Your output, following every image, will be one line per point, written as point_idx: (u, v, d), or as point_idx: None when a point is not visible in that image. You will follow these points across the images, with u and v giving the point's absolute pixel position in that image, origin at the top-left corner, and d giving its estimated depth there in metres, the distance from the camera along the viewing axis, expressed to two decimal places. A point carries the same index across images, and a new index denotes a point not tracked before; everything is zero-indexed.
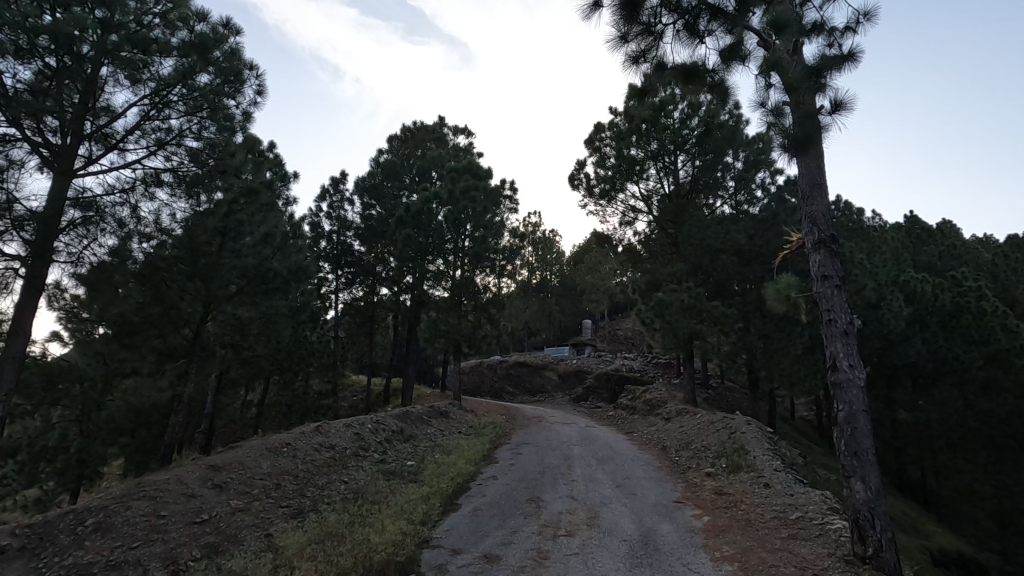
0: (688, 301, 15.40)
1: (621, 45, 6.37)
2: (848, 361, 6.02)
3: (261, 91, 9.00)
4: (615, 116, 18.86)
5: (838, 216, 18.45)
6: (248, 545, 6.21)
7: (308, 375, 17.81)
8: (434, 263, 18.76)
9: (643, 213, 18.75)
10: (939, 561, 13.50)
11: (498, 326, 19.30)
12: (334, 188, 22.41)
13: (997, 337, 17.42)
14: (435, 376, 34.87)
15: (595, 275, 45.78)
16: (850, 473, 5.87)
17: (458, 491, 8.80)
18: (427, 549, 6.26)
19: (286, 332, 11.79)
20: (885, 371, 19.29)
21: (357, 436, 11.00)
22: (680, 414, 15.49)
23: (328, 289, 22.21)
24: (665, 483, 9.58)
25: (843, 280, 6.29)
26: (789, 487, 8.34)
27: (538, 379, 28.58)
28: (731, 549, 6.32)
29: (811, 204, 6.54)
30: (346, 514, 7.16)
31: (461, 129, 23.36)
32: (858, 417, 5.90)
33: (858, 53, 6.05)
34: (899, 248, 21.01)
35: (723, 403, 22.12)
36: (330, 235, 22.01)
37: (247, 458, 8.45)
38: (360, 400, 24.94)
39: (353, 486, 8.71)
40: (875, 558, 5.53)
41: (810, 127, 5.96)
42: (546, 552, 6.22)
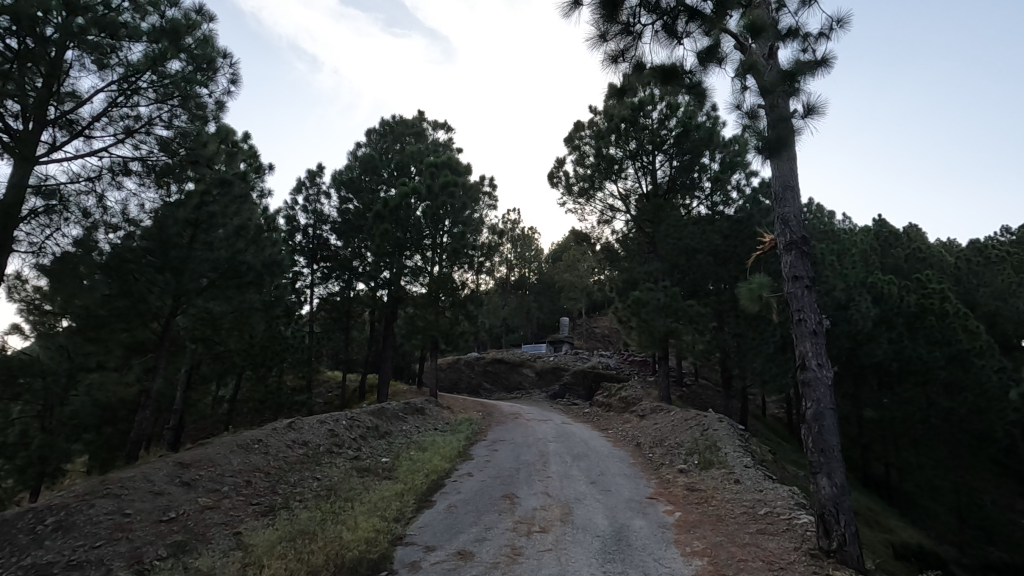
0: (663, 300, 15.59)
1: (600, 44, 6.40)
2: (816, 360, 6.17)
3: (235, 80, 8.76)
4: (595, 115, 18.98)
5: (810, 219, 18.91)
6: (217, 544, 6.10)
7: (282, 370, 17.61)
8: (412, 259, 18.67)
9: (621, 212, 18.85)
10: (900, 555, 13.94)
11: (476, 323, 19.21)
12: (311, 181, 22.10)
13: (958, 338, 18.17)
14: (412, 372, 34.66)
15: (573, 273, 46.11)
16: (816, 469, 6.01)
17: (432, 488, 8.77)
18: (400, 546, 6.23)
19: (260, 327, 11.58)
20: (853, 371, 19.65)
21: (331, 432, 10.87)
22: (654, 410, 15.72)
23: (303, 284, 21.95)
24: (639, 479, 9.70)
25: (813, 281, 6.42)
26: (758, 483, 8.53)
27: (516, 376, 28.64)
28: (702, 545, 6.42)
29: (783, 206, 6.66)
30: (318, 512, 7.07)
31: (440, 124, 23.25)
32: (826, 414, 6.03)
33: (831, 59, 6.19)
34: (868, 251, 21.61)
35: (696, 400, 22.46)
36: (306, 228, 21.71)
37: (217, 455, 8.27)
38: (335, 396, 24.70)
39: (326, 483, 8.61)
40: (839, 551, 5.69)
41: (784, 130, 6.06)
42: (519, 548, 6.24)
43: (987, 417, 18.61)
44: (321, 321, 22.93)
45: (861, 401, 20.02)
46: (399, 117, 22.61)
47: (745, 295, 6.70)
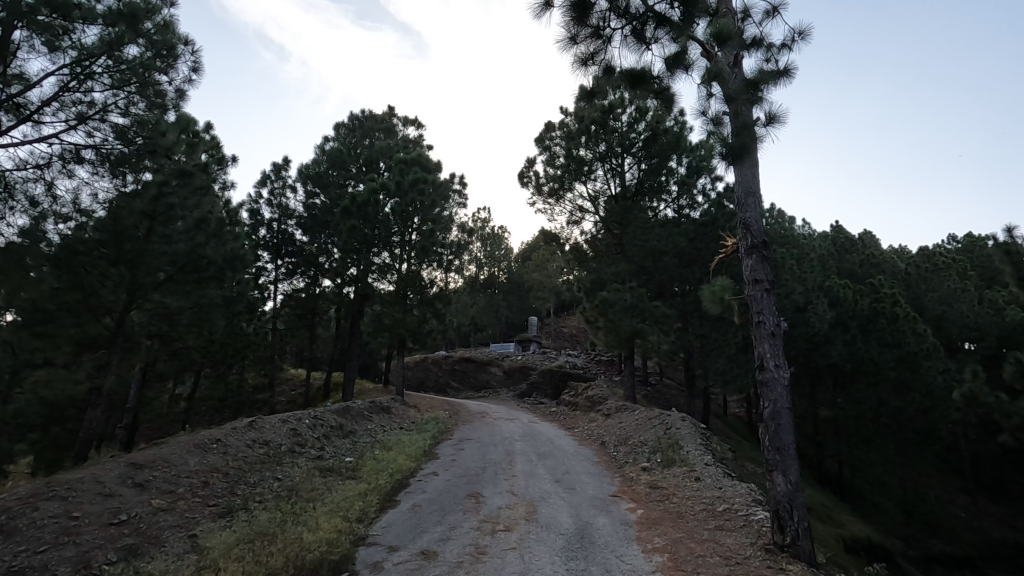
0: (630, 300, 15.84)
1: (571, 46, 6.45)
2: (774, 361, 6.36)
3: (198, 68, 8.44)
4: (565, 116, 19.12)
5: (771, 224, 19.48)
6: (171, 547, 5.90)
7: (243, 367, 17.17)
8: (379, 256, 18.44)
9: (590, 213, 19.02)
10: (851, 549, 14.48)
11: (444, 321, 19.05)
12: (276, 174, 21.58)
13: (907, 341, 19.07)
14: (378, 371, 34.20)
15: (542, 273, 46.34)
16: (772, 467, 6.20)
17: (397, 488, 8.67)
18: (363, 547, 6.15)
19: (220, 323, 11.23)
20: (810, 371, 20.39)
21: (294, 431, 10.65)
22: (619, 410, 15.93)
23: (267, 280, 21.43)
24: (603, 478, 9.83)
25: (772, 284, 6.62)
26: (718, 481, 8.74)
27: (483, 375, 28.59)
28: (663, 541, 6.55)
29: (745, 211, 6.84)
30: (278, 513, 6.92)
31: (410, 121, 23.03)
32: (783, 414, 6.22)
33: (792, 69, 6.39)
34: (825, 255, 22.40)
35: (661, 399, 22.86)
36: (270, 223, 21.19)
37: (172, 455, 8.00)
38: (298, 395, 24.20)
39: (287, 483, 8.42)
40: (793, 546, 5.90)
41: (746, 138, 6.23)
42: (484, 547, 6.24)
43: (932, 416, 19.56)
44: (284, 318, 22.43)
45: (816, 401, 20.71)
46: (369, 112, 22.28)
47: (707, 297, 6.83)
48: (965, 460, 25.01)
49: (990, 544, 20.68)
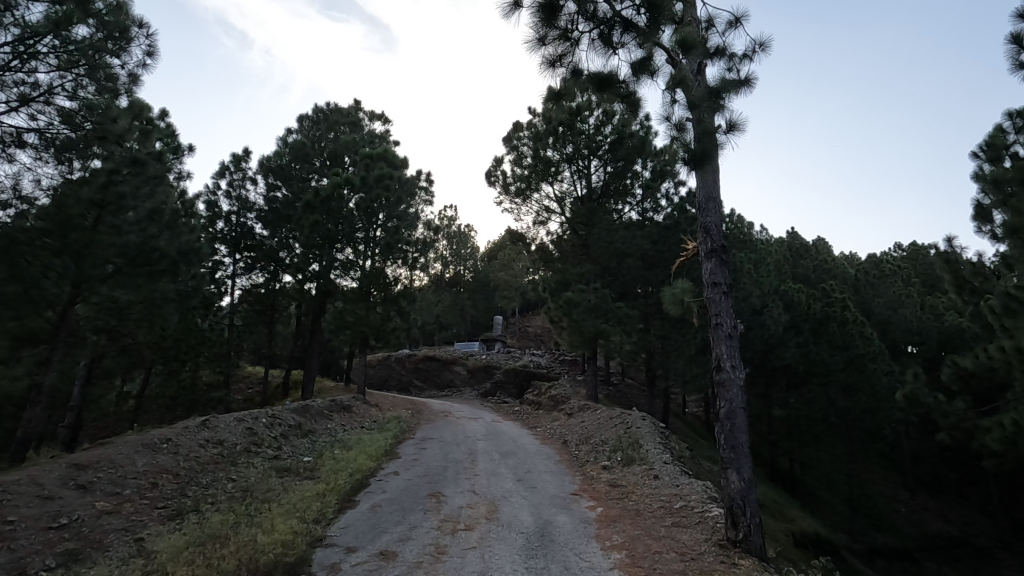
0: (594, 301, 16.03)
1: (538, 47, 6.48)
2: (731, 362, 6.54)
3: (154, 52, 8.10)
4: (533, 117, 19.20)
5: (731, 228, 20.04)
6: (116, 551, 5.65)
7: (197, 364, 16.60)
8: (343, 251, 18.09)
9: (556, 214, 19.14)
10: (799, 544, 15.03)
11: (409, 319, 18.84)
12: (235, 165, 20.93)
13: (855, 344, 19.97)
14: (339, 369, 33.58)
15: (507, 272, 46.56)
16: (726, 465, 6.37)
17: (356, 488, 8.52)
18: (319, 548, 6.02)
19: (173, 318, 10.80)
20: (765, 372, 21.05)
21: (250, 431, 10.36)
22: (581, 409, 16.10)
23: (224, 274, 20.78)
24: (564, 476, 9.94)
25: (730, 287, 6.80)
26: (675, 479, 8.95)
27: (447, 374, 28.45)
28: (621, 538, 6.67)
29: (705, 216, 7.00)
30: (231, 514, 6.70)
31: (377, 116, 22.70)
32: (738, 413, 6.41)
33: (752, 79, 6.59)
34: (781, 260, 23.20)
35: (622, 399, 23.23)
36: (228, 215, 20.53)
37: (118, 455, 7.66)
38: (256, 393, 23.56)
39: (241, 484, 8.17)
40: (745, 541, 6.09)
41: (707, 144, 6.38)
42: (443, 547, 6.20)
43: (877, 416, 20.50)
44: (242, 314, 21.79)
45: (770, 401, 21.42)
46: (334, 105, 21.83)
47: (668, 299, 6.95)
48: (905, 457, 26.33)
49: (926, 537, 21.86)
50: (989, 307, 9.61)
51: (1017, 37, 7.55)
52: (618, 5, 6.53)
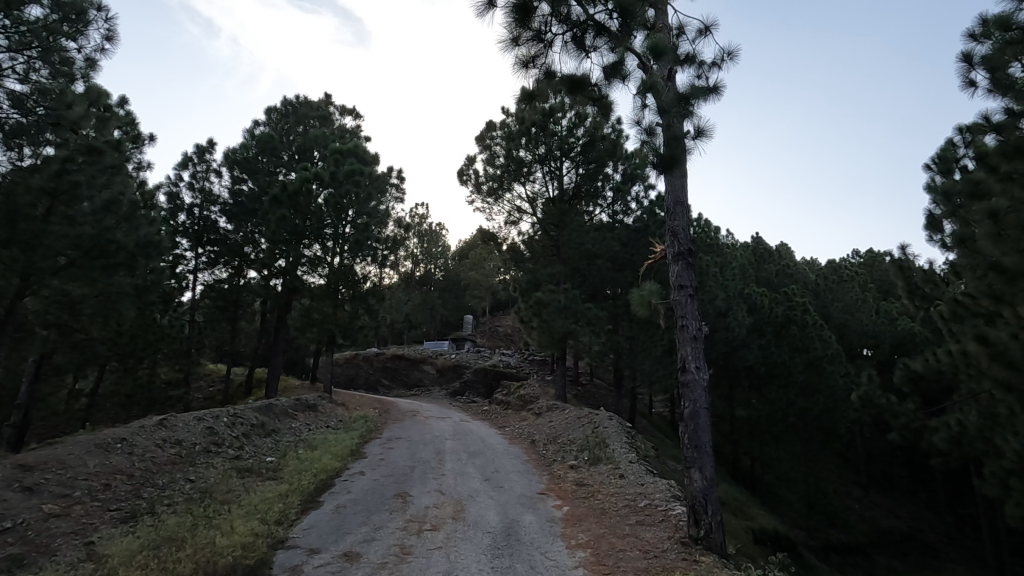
0: (564, 302, 16.15)
1: (512, 47, 6.50)
2: (695, 363, 6.66)
3: (112, 36, 7.70)
4: (506, 117, 19.22)
5: (698, 232, 20.46)
6: (63, 556, 5.41)
7: (155, 361, 16.04)
8: (310, 248, 17.78)
9: (527, 214, 19.18)
10: (759, 541, 15.45)
11: (377, 317, 18.62)
12: (199, 157, 20.32)
13: (814, 346, 20.63)
14: (305, 367, 32.93)
15: (478, 271, 46.51)
16: (689, 464, 6.50)
17: (320, 488, 8.39)
18: (281, 550, 5.90)
19: (130, 314, 10.41)
20: (728, 373, 21.56)
21: (210, 430, 10.07)
22: (549, 409, 16.20)
23: (185, 269, 20.16)
24: (531, 476, 9.99)
25: (696, 290, 6.94)
26: (640, 478, 9.08)
27: (415, 373, 28.22)
28: (586, 537, 6.74)
29: (673, 219, 7.12)
30: (187, 517, 6.50)
31: (348, 110, 22.37)
32: (701, 413, 6.55)
33: (721, 87, 6.73)
34: (745, 264, 23.81)
35: (590, 399, 23.47)
36: (191, 208, 19.92)
37: (68, 456, 7.34)
38: (217, 392, 22.91)
39: (200, 485, 7.94)
40: (706, 539, 6.23)
41: (676, 149, 6.50)
42: (408, 547, 6.16)
43: (833, 416, 21.23)
44: (204, 310, 21.17)
45: (733, 401, 21.95)
46: (304, 98, 21.39)
47: (636, 301, 7.04)
48: (859, 456, 27.35)
49: (878, 533, 22.76)
50: (938, 312, 10.07)
51: (968, 56, 7.90)
52: (592, 9, 6.60)
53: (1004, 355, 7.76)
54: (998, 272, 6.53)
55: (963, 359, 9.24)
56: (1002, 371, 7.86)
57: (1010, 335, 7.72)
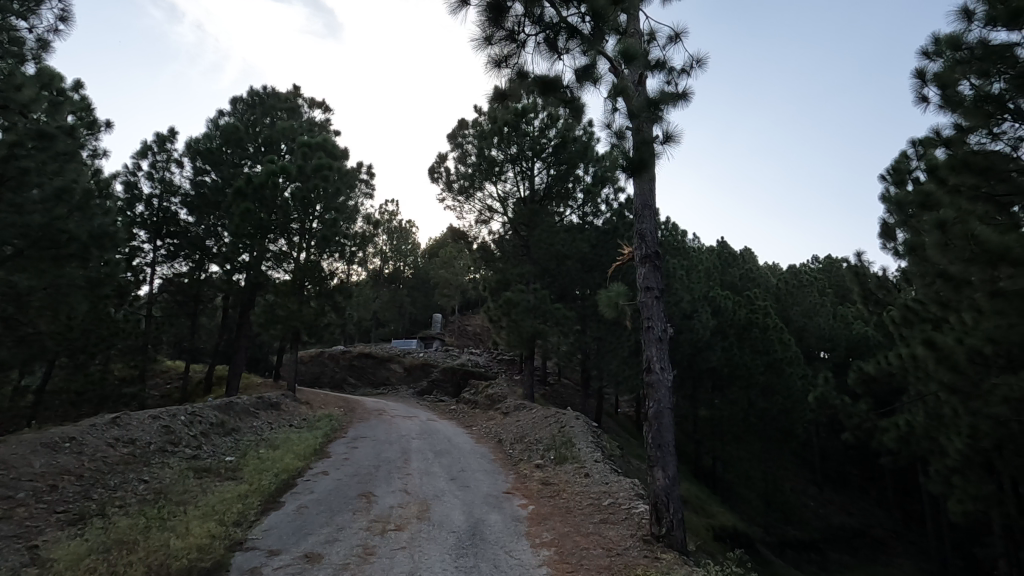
0: (533, 302, 16.20)
1: (485, 46, 6.48)
2: (660, 364, 6.78)
3: (65, 16, 7.34)
4: (479, 115, 19.16)
5: (666, 235, 20.83)
6: (4, 561, 5.15)
7: (109, 357, 15.42)
8: (276, 242, 17.43)
9: (498, 214, 19.16)
10: (718, 538, 15.85)
11: (344, 315, 18.35)
12: (159, 146, 19.62)
13: (774, 348, 21.25)
14: (268, 365, 32.16)
15: (447, 270, 46.23)
16: (653, 463, 6.60)
17: (282, 488, 8.22)
18: (239, 552, 5.74)
19: (82, 308, 9.97)
20: (692, 374, 22.00)
21: (166, 429, 9.74)
22: (517, 408, 16.24)
23: (142, 261, 19.44)
24: (497, 475, 9.99)
25: (662, 292, 7.06)
26: (605, 477, 9.19)
27: (382, 372, 27.89)
28: (550, 535, 6.79)
29: (641, 222, 7.20)
30: (140, 518, 6.27)
31: (317, 103, 21.92)
32: (665, 413, 6.67)
33: (689, 94, 6.86)
34: (711, 267, 24.33)
35: (558, 398, 23.63)
36: (150, 199, 19.22)
37: (11, 456, 6.98)
38: (174, 389, 22.18)
39: (155, 485, 7.67)
40: (667, 536, 6.36)
41: (645, 153, 6.60)
42: (372, 547, 6.09)
43: (791, 416, 21.91)
44: (162, 304, 20.47)
45: (696, 401, 22.42)
46: (271, 89, 20.86)
47: (604, 301, 7.11)
48: (815, 455, 28.31)
49: (830, 529, 23.65)
50: (890, 317, 10.50)
51: (921, 72, 8.24)
52: (565, 11, 6.64)
53: (949, 359, 8.17)
54: (945, 280, 6.84)
55: (912, 362, 9.67)
56: (947, 374, 8.26)
57: (955, 341, 8.14)
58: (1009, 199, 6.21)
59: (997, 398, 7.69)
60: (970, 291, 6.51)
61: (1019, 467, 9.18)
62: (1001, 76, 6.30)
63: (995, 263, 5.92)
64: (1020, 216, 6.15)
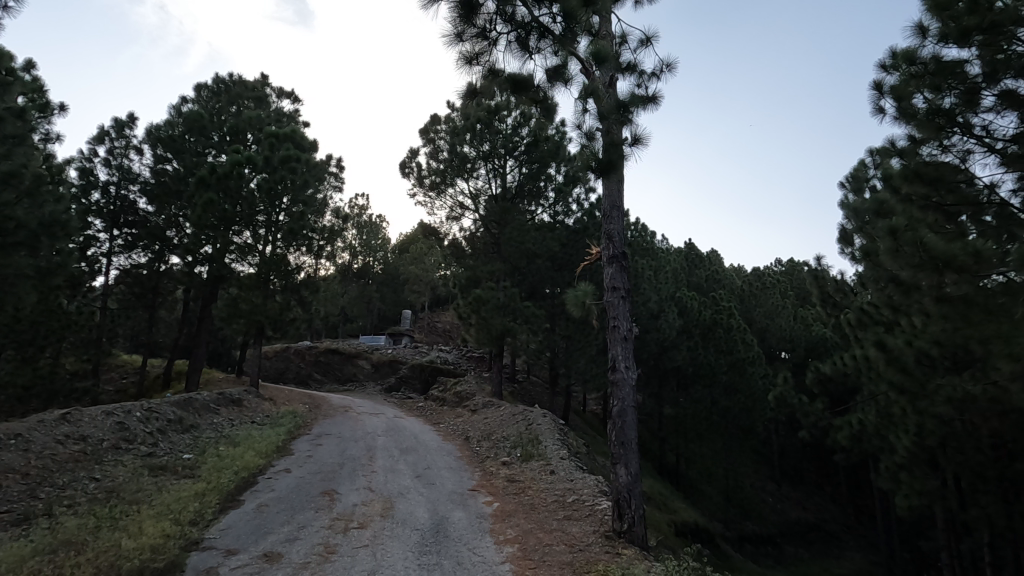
0: (503, 300, 16.24)
1: (456, 43, 6.45)
2: (625, 363, 6.88)
3: None
4: (451, 111, 19.02)
5: (635, 235, 21.13)
6: None
7: (59, 350, 14.79)
8: (240, 235, 17.04)
9: (470, 211, 19.09)
10: (679, 533, 16.19)
11: (310, 310, 17.99)
12: (118, 131, 18.89)
13: (737, 348, 21.80)
14: (229, 360, 31.30)
15: (417, 266, 45.94)
16: (616, 460, 6.70)
17: (241, 487, 8.00)
18: (194, 552, 5.59)
19: (31, 300, 9.52)
20: (658, 372, 22.37)
21: (120, 426, 9.39)
22: (485, 406, 16.25)
23: (97, 251, 18.71)
24: (463, 472, 9.98)
25: (629, 292, 7.14)
26: (570, 474, 9.30)
27: (349, 368, 27.52)
28: (514, 532, 6.83)
29: (609, 223, 7.29)
30: (90, 518, 6.05)
31: (286, 93, 21.42)
32: (628, 411, 6.76)
33: (658, 97, 6.97)
34: (678, 268, 24.77)
35: (526, 396, 23.75)
36: (106, 186, 18.50)
37: None
38: (130, 384, 21.47)
39: (107, 484, 7.41)
40: (628, 532, 6.47)
41: (614, 154, 6.67)
42: (333, 546, 6.01)
43: (752, 415, 22.51)
44: (118, 296, 19.75)
45: (662, 399, 22.82)
46: (238, 77, 20.28)
47: (571, 301, 7.16)
48: (774, 452, 29.20)
49: (787, 524, 24.43)
50: (846, 319, 10.88)
51: (878, 84, 8.51)
52: (536, 11, 6.65)
53: (898, 360, 8.58)
54: (896, 284, 7.10)
55: (866, 362, 10.06)
56: (896, 375, 8.63)
57: (905, 343, 8.49)
58: (957, 208, 6.51)
59: (940, 398, 8.09)
60: (918, 296, 6.78)
61: (960, 464, 9.66)
62: (952, 91, 6.58)
63: (941, 270, 6.20)
64: (967, 225, 6.45)
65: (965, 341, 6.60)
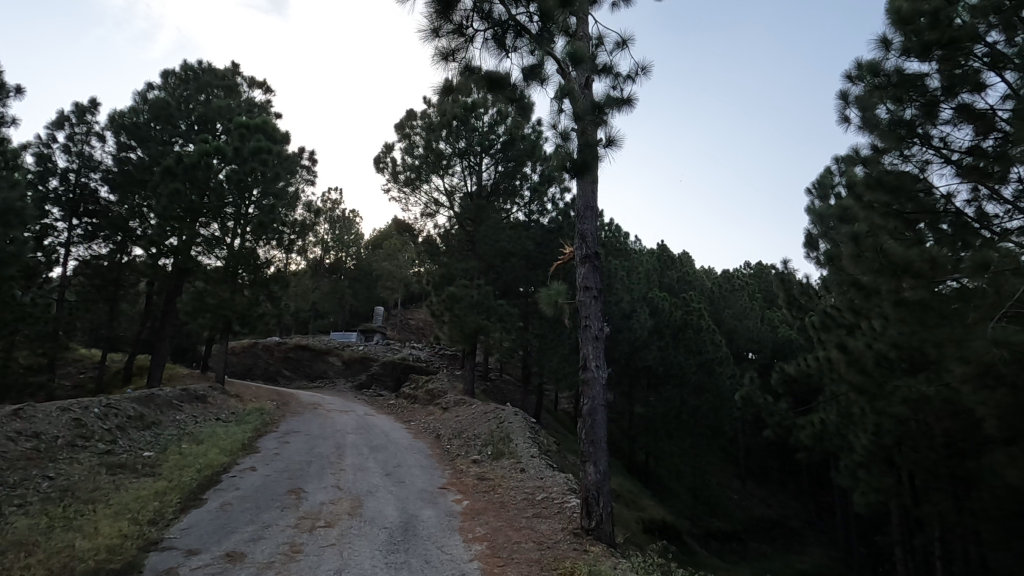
0: (476, 298, 16.19)
1: (431, 38, 6.41)
2: (596, 363, 6.93)
3: None
4: (427, 107, 18.87)
5: (609, 235, 21.32)
6: None
7: (12, 343, 14.15)
8: (208, 227, 16.61)
9: (444, 208, 18.99)
10: (647, 530, 16.42)
11: (280, 305, 17.64)
12: (78, 116, 18.19)
13: (706, 349, 22.20)
14: (194, 355, 30.48)
15: (391, 262, 45.47)
16: (585, 458, 6.76)
17: (204, 485, 7.80)
18: (153, 552, 5.43)
19: None
20: (629, 371, 22.62)
21: (76, 422, 9.05)
22: (457, 404, 16.20)
23: (55, 241, 17.99)
24: (433, 470, 9.93)
25: (601, 292, 7.20)
26: (540, 472, 9.34)
27: (319, 364, 27.10)
28: (483, 530, 6.84)
29: (583, 223, 7.34)
30: (43, 518, 5.82)
31: (258, 83, 20.94)
32: (598, 410, 6.82)
33: (633, 100, 7.04)
34: (650, 269, 25.10)
35: (498, 394, 23.77)
36: (65, 173, 17.80)
37: None
38: (88, 379, 20.71)
39: (62, 483, 7.13)
40: (596, 529, 6.54)
41: (589, 155, 6.74)
42: (299, 546, 5.91)
43: (719, 414, 22.98)
44: (77, 288, 19.02)
45: (633, 398, 23.10)
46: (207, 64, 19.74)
47: (543, 300, 7.18)
48: (740, 450, 29.84)
49: (751, 520, 25.01)
50: (811, 321, 11.20)
51: (844, 94, 8.76)
52: (514, 9, 6.65)
53: (858, 362, 8.87)
54: (858, 288, 7.33)
55: (828, 363, 10.36)
56: (856, 376, 8.92)
57: (865, 345, 8.79)
58: (915, 216, 6.78)
59: (897, 399, 8.40)
60: (878, 300, 7.02)
61: (915, 462, 10.04)
62: (913, 103, 6.82)
63: (899, 275, 6.42)
64: (925, 233, 6.72)
65: (921, 344, 6.86)
